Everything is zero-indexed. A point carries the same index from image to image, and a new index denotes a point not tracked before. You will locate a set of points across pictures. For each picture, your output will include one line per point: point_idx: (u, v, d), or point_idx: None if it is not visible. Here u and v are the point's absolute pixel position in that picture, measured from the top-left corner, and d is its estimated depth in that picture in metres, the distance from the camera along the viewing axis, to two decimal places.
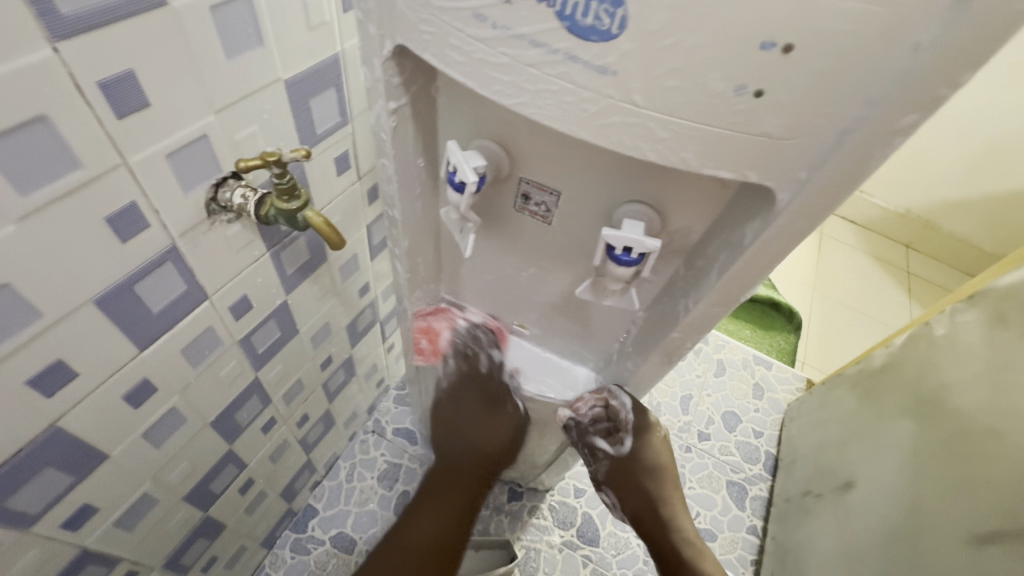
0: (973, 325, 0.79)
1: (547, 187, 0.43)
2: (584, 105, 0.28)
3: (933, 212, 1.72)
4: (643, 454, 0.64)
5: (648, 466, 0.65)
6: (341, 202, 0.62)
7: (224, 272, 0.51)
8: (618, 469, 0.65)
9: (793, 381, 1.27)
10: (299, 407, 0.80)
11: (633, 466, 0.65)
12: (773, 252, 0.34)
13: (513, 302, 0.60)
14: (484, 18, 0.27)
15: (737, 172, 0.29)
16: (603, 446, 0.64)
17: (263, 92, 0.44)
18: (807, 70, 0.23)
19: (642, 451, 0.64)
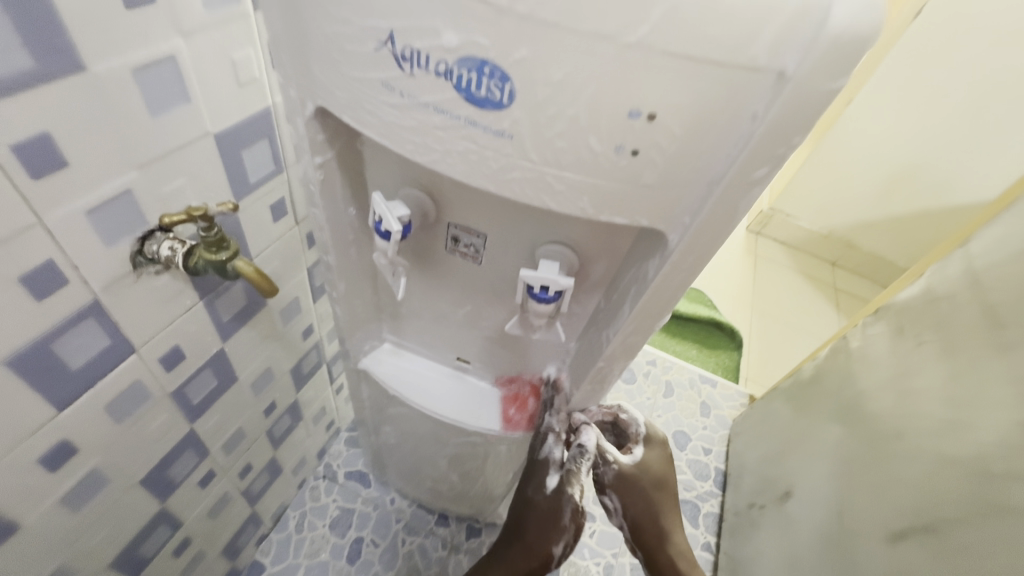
0: (880, 337, 0.87)
1: (473, 230, 0.45)
2: (488, 162, 0.30)
3: (852, 232, 1.88)
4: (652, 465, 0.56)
5: (659, 478, 0.56)
6: (279, 247, 0.62)
7: (153, 323, 0.50)
8: (628, 481, 0.55)
9: (737, 397, 1.34)
10: (241, 457, 0.77)
11: (645, 479, 0.56)
12: (673, 284, 0.38)
13: (453, 338, 0.61)
14: (392, 87, 0.30)
15: (629, 218, 0.32)
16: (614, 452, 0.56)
17: (190, 146, 0.45)
18: (671, 134, 0.27)
19: (653, 462, 0.56)
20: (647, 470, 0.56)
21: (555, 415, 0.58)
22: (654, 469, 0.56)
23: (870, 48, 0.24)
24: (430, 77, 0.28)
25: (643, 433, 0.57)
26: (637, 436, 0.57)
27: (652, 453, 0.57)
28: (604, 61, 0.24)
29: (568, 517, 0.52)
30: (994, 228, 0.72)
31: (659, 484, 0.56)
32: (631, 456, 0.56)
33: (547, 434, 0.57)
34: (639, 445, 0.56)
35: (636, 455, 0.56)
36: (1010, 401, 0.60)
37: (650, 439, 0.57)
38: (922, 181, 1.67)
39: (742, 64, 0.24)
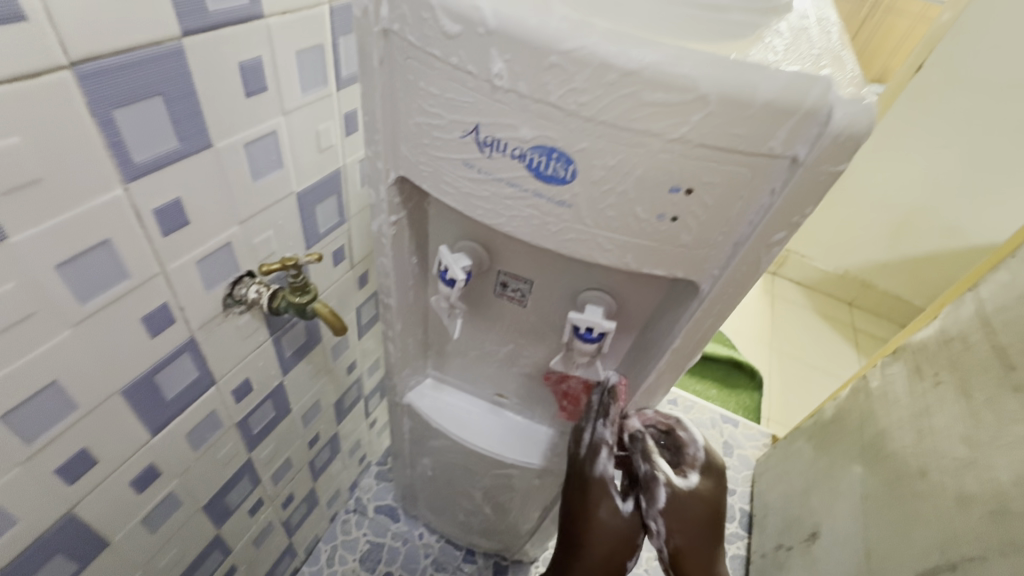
0: (898, 376, 0.90)
1: (521, 277, 0.51)
2: (549, 225, 0.36)
3: (867, 273, 1.92)
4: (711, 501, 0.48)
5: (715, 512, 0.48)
6: (336, 289, 0.69)
7: (232, 358, 0.56)
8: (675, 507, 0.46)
9: (760, 437, 1.36)
10: (286, 487, 0.81)
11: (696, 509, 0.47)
12: (704, 328, 0.43)
13: (494, 374, 0.66)
14: (472, 165, 0.36)
15: (668, 271, 0.37)
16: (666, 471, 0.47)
17: (278, 204, 0.52)
18: (704, 205, 0.33)
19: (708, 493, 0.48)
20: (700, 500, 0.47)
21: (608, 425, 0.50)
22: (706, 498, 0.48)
23: (866, 140, 0.29)
24: (506, 158, 0.34)
25: (699, 459, 0.49)
26: (693, 461, 0.49)
27: (707, 481, 0.48)
28: (651, 151, 0.31)
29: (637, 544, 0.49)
30: (1002, 272, 0.76)
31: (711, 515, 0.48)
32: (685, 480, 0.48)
33: (599, 447, 0.50)
34: (695, 471, 0.48)
35: (691, 481, 0.48)
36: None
37: (708, 466, 0.49)
38: (933, 224, 1.71)
39: (763, 153, 0.30)
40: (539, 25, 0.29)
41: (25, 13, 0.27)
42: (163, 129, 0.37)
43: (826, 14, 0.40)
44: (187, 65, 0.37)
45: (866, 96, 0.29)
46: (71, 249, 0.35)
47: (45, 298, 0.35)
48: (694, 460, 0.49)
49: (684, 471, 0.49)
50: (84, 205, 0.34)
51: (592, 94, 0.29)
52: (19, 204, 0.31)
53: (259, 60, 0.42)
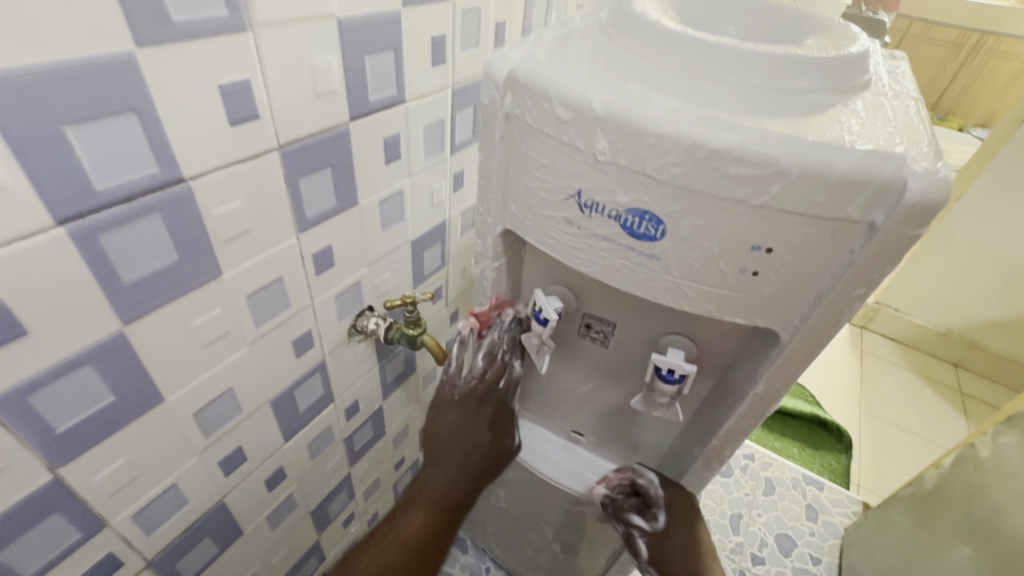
0: (1013, 447, 0.84)
1: (605, 319, 0.56)
2: (640, 275, 0.41)
3: (975, 332, 1.76)
4: (681, 535, 0.62)
5: (694, 541, 0.62)
6: (432, 324, 0.77)
7: (349, 380, 0.64)
8: (659, 550, 0.62)
9: (848, 504, 1.27)
10: (373, 504, 0.88)
11: (676, 543, 0.61)
12: (784, 375, 0.45)
13: (571, 411, 0.70)
14: (573, 223, 0.42)
15: (749, 320, 0.41)
16: (639, 523, 0.63)
17: (396, 250, 0.61)
18: (785, 262, 0.37)
19: (679, 527, 0.62)
20: (673, 534, 0.62)
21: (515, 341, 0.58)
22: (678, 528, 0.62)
23: (943, 209, 0.32)
24: (604, 219, 0.40)
25: (660, 498, 0.63)
26: (657, 501, 0.63)
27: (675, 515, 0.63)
28: (736, 215, 0.35)
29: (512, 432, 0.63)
30: None
31: (691, 541, 0.61)
32: (654, 524, 0.62)
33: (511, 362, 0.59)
34: (660, 510, 0.62)
35: (658, 522, 0.62)
36: None
37: (672, 501, 0.63)
38: None
39: (840, 218, 0.34)
40: (639, 113, 0.35)
41: (258, 112, 0.38)
42: (327, 191, 0.47)
43: (904, 90, 0.44)
44: (349, 142, 0.47)
45: (941, 169, 0.32)
46: (257, 283, 0.45)
47: (235, 321, 0.44)
48: (657, 500, 0.62)
49: (653, 515, 0.63)
50: (270, 249, 0.44)
51: (684, 167, 0.35)
52: (234, 247, 0.41)
53: (397, 135, 0.52)
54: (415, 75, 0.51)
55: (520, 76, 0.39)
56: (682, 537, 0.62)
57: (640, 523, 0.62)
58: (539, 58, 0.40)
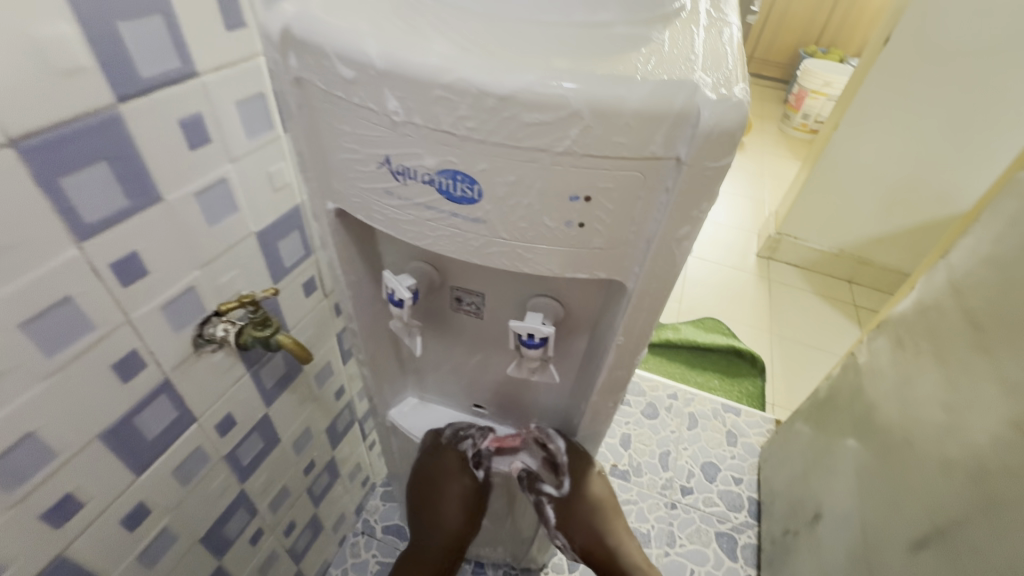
0: (883, 350, 0.91)
1: (473, 291, 0.53)
2: (471, 241, 0.39)
3: (863, 249, 1.92)
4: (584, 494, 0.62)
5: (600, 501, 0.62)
6: (311, 319, 0.71)
7: (210, 395, 0.58)
8: (564, 515, 0.62)
9: (763, 424, 1.36)
10: (286, 514, 0.83)
11: (578, 508, 0.61)
12: (640, 323, 0.45)
13: (468, 386, 0.68)
14: (393, 194, 0.39)
15: (591, 273, 0.39)
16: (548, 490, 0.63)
17: (236, 245, 0.55)
18: (607, 209, 0.35)
19: (585, 488, 0.62)
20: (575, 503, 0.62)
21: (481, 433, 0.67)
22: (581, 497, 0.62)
23: (739, 136, 0.31)
24: (418, 184, 0.37)
25: (566, 462, 0.62)
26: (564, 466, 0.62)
27: (579, 484, 0.62)
28: (545, 165, 0.33)
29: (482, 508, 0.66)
30: (969, 237, 0.78)
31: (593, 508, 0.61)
32: (559, 489, 0.62)
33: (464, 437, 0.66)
34: (565, 474, 0.62)
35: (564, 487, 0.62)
36: (998, 402, 0.62)
37: (577, 468, 0.62)
38: (923, 193, 1.70)
39: (647, 156, 0.32)
40: (420, 63, 0.31)
41: None
42: (111, 190, 0.40)
43: (724, 16, 0.42)
44: (128, 128, 0.40)
45: (735, 94, 0.31)
46: (32, 309, 0.38)
47: (13, 356, 0.38)
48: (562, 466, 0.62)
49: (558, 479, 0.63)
50: (42, 267, 0.38)
51: (478, 120, 0.31)
52: None
53: (199, 115, 0.46)
54: (206, 42, 0.44)
55: (297, 33, 0.34)
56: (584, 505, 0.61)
57: (548, 489, 0.63)
58: (318, 10, 0.35)
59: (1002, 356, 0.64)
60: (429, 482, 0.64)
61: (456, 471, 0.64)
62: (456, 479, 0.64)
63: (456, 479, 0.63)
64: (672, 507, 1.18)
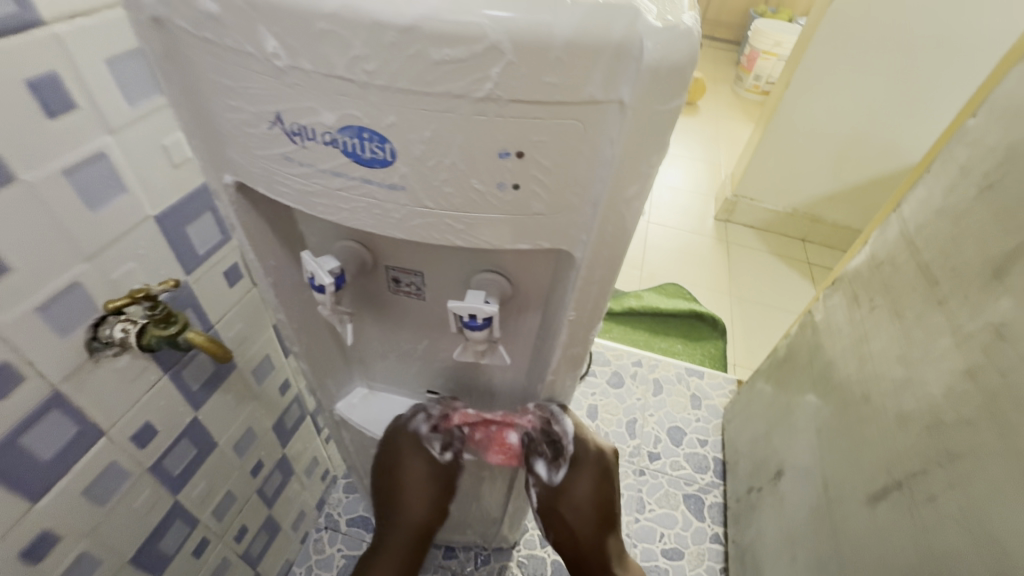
0: (839, 306, 0.92)
1: (410, 270, 0.48)
2: (391, 212, 0.33)
3: (815, 207, 1.95)
4: (576, 488, 0.56)
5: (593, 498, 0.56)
6: (240, 311, 0.64)
7: (120, 405, 0.51)
8: (551, 501, 0.56)
9: (725, 384, 1.37)
10: (234, 520, 0.77)
11: (570, 498, 0.56)
12: (592, 295, 0.40)
13: (419, 372, 0.63)
14: (293, 159, 0.33)
15: (533, 242, 0.35)
16: (540, 471, 0.57)
17: (132, 233, 0.47)
18: (543, 167, 0.30)
19: (577, 483, 0.55)
20: (570, 493, 0.56)
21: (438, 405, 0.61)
22: (578, 491, 0.56)
23: (689, 71, 0.27)
24: (320, 146, 0.31)
25: (572, 451, 0.56)
26: (566, 453, 0.56)
27: (579, 476, 0.56)
28: (465, 115, 0.27)
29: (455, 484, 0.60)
30: (921, 189, 0.78)
31: (589, 504, 0.56)
32: (553, 476, 0.56)
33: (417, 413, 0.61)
34: (565, 464, 0.56)
35: (556, 477, 0.56)
36: (953, 352, 0.62)
37: (579, 458, 0.56)
38: (871, 148, 1.72)
39: (585, 100, 0.27)
40: None
41: None
42: None
43: None
44: None
45: (683, 22, 0.26)
46: None
47: None
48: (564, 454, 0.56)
49: (555, 466, 0.56)
50: None
51: (378, 61, 0.26)
52: None
53: (55, 75, 0.38)
54: None
55: None
56: (581, 498, 0.56)
57: (539, 472, 0.56)
58: None
59: (956, 307, 0.64)
60: (388, 458, 0.59)
61: (410, 454, 0.58)
62: (413, 463, 0.58)
63: (414, 461, 0.58)
64: (641, 473, 1.18)
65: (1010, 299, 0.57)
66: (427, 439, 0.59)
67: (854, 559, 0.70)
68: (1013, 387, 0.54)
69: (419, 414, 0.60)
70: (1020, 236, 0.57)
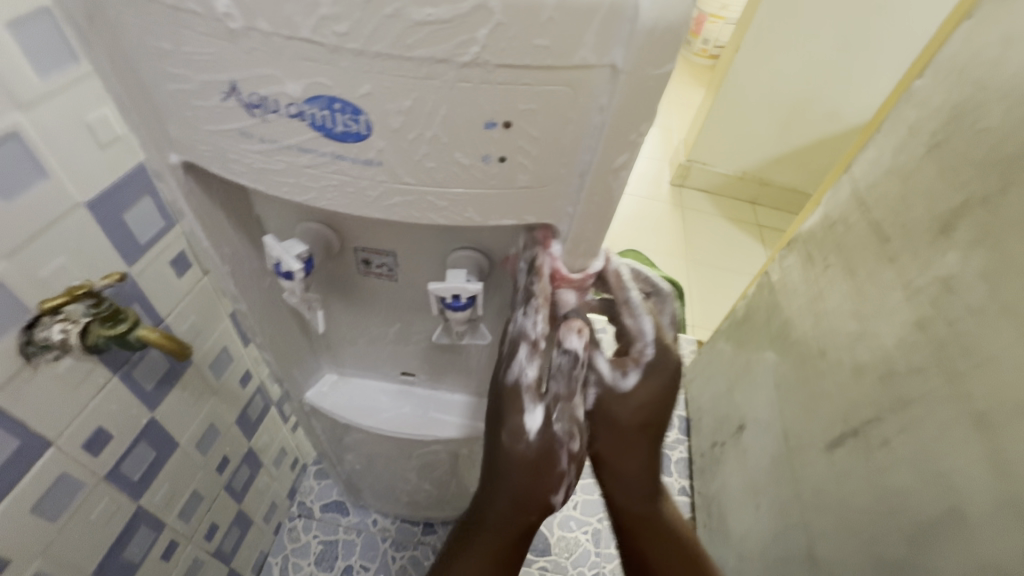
0: (794, 266, 0.96)
1: (381, 250, 0.45)
2: (365, 192, 0.31)
3: (765, 170, 2.01)
4: (643, 398, 0.48)
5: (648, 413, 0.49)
6: (191, 301, 0.59)
7: (66, 412, 0.47)
8: (608, 403, 0.48)
9: (686, 346, 1.43)
10: (203, 519, 0.74)
11: (632, 408, 0.48)
12: (577, 268, 0.39)
13: (392, 354, 0.61)
14: (251, 135, 0.29)
15: (518, 218, 0.33)
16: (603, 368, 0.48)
17: (59, 223, 0.42)
18: (530, 137, 0.28)
19: (642, 391, 0.48)
20: (633, 400, 0.48)
21: (537, 307, 0.40)
22: (646, 397, 0.48)
23: (684, 33, 0.25)
24: (283, 120, 0.28)
25: (648, 355, 0.47)
26: (638, 357, 0.47)
27: (651, 382, 0.47)
28: (447, 83, 0.25)
29: (563, 460, 0.43)
30: (870, 150, 0.81)
31: (647, 413, 0.49)
32: (620, 380, 0.48)
33: (519, 345, 0.41)
34: (637, 370, 0.47)
35: (625, 381, 0.47)
36: (901, 305, 0.67)
37: (655, 364, 0.47)
38: (817, 110, 1.78)
39: (577, 65, 0.25)
40: None
41: None
42: None
43: None
44: None
45: None
46: None
47: None
48: (637, 358, 0.47)
49: (622, 370, 0.47)
50: None
51: (350, 22, 0.23)
52: None
53: None
54: None
55: None
56: (645, 407, 0.48)
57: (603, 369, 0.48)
58: None
59: (905, 263, 0.68)
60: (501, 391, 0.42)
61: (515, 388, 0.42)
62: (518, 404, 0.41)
63: (516, 420, 0.41)
64: None
65: (955, 254, 0.61)
66: (532, 387, 0.41)
67: (815, 505, 0.75)
68: (958, 336, 0.58)
69: (521, 349, 0.41)
70: (966, 193, 0.61)
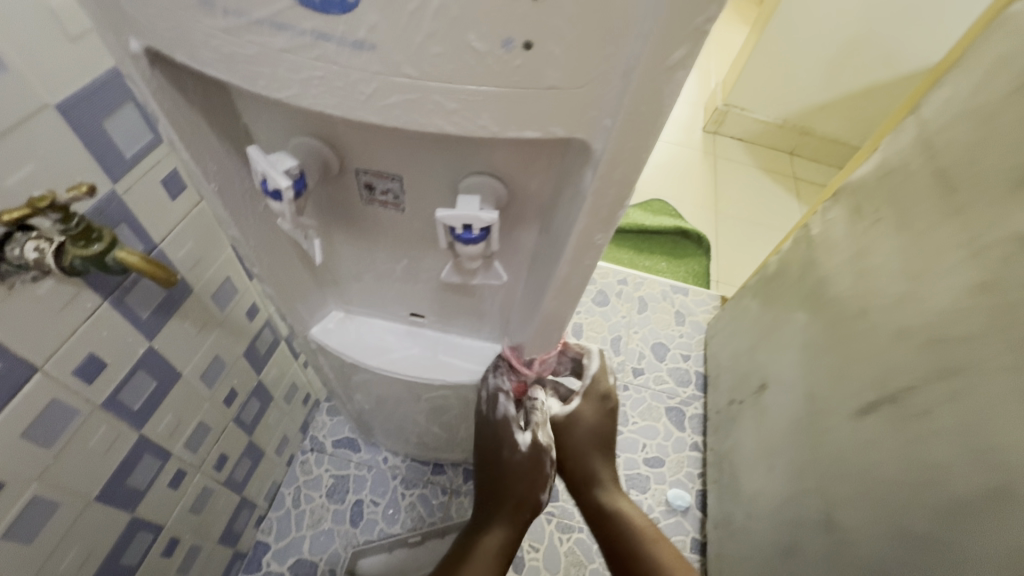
0: (838, 220, 0.87)
1: (386, 173, 0.40)
2: (358, 87, 0.25)
3: (807, 118, 1.86)
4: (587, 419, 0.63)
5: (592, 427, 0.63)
6: (187, 227, 0.55)
7: (52, 336, 0.44)
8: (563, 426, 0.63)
9: (709, 301, 1.36)
10: (212, 449, 0.73)
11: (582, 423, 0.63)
12: (608, 200, 0.33)
13: (400, 294, 0.57)
14: (214, 5, 0.24)
15: (544, 130, 0.27)
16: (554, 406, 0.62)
17: (25, 126, 0.37)
18: (564, 15, 0.22)
19: (585, 412, 0.63)
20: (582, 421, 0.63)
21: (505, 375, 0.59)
22: (590, 419, 0.63)
23: None
24: None
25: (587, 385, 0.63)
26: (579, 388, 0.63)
27: (587, 404, 0.63)
28: None
29: (549, 468, 0.58)
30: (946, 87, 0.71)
31: (594, 434, 0.63)
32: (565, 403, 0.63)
33: (499, 395, 0.58)
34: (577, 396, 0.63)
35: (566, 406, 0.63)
36: (964, 265, 0.59)
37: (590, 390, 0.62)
38: (873, 52, 1.61)
39: None
40: None
41: None
42: None
43: None
44: None
45: None
46: None
47: None
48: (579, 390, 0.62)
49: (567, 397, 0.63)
50: None
51: None
52: None
53: None
54: None
55: None
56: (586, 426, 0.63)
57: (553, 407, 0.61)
58: None
59: (972, 218, 0.60)
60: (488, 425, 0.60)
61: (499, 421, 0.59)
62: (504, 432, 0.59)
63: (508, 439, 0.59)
64: (625, 388, 1.19)
65: None
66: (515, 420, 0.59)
67: (838, 472, 0.71)
68: None
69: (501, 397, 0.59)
70: None
